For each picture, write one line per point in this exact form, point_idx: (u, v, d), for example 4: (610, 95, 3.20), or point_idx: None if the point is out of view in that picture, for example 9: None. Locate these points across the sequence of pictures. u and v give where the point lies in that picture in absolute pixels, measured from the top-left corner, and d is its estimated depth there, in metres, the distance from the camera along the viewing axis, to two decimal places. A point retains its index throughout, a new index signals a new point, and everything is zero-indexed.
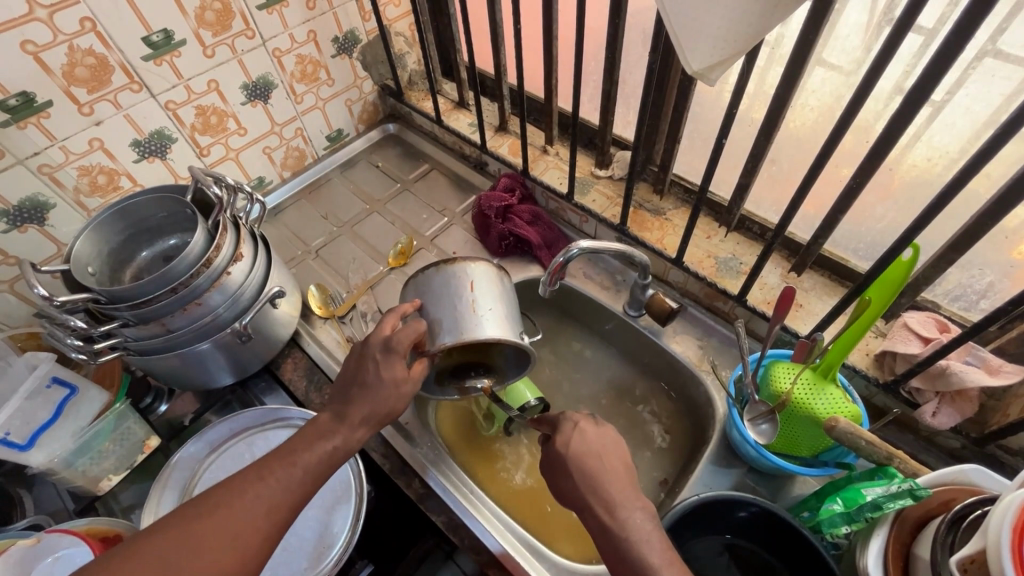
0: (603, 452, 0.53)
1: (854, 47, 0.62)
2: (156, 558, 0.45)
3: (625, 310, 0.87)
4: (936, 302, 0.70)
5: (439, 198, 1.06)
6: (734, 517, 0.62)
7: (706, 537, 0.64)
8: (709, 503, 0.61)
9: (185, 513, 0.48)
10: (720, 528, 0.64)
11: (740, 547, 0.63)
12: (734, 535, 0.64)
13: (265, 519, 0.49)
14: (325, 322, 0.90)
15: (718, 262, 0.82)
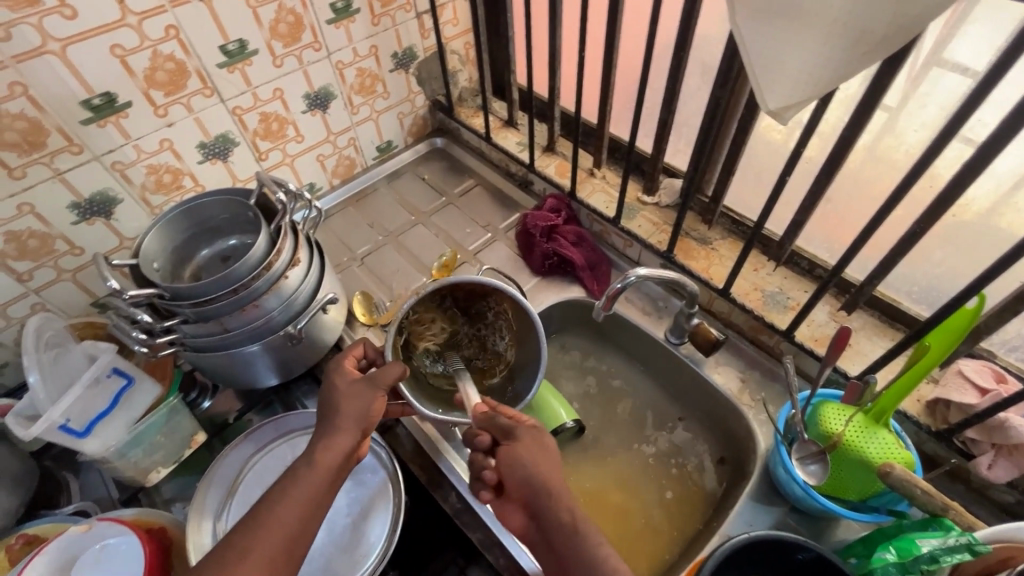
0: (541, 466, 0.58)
1: (940, 88, 0.61)
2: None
3: (666, 336, 0.87)
4: (992, 352, 0.68)
5: (483, 214, 1.08)
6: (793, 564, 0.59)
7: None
8: (764, 544, 0.59)
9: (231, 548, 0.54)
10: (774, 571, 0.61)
11: None
12: None
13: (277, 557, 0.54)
14: (368, 329, 0.91)
15: (765, 296, 0.82)
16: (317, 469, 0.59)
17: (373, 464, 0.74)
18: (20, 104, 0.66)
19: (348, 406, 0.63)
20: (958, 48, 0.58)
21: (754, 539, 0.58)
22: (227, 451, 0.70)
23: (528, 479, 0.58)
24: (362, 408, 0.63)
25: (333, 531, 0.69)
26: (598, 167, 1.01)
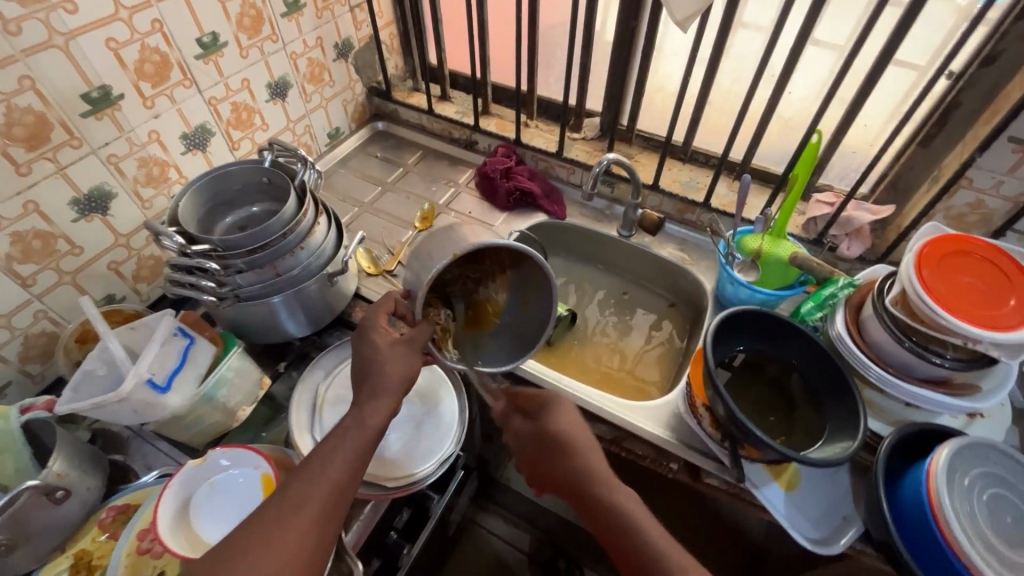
0: (568, 424, 0.67)
1: (757, 14, 0.90)
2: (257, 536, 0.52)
3: (619, 232, 1.10)
4: (831, 182, 1.01)
5: (442, 174, 1.23)
6: (762, 330, 0.82)
7: (730, 344, 0.82)
8: (733, 319, 0.79)
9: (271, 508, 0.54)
10: (736, 341, 0.82)
11: (750, 353, 0.83)
12: (745, 346, 0.83)
13: (306, 524, 0.54)
14: (376, 278, 1.01)
15: (683, 184, 1.08)
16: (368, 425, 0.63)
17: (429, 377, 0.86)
18: (28, 99, 0.69)
19: (393, 369, 0.67)
20: (758, 5, 0.89)
21: (751, 312, 0.79)
22: (303, 379, 0.80)
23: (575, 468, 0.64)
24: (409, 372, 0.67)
25: (414, 420, 0.81)
26: (531, 119, 1.23)
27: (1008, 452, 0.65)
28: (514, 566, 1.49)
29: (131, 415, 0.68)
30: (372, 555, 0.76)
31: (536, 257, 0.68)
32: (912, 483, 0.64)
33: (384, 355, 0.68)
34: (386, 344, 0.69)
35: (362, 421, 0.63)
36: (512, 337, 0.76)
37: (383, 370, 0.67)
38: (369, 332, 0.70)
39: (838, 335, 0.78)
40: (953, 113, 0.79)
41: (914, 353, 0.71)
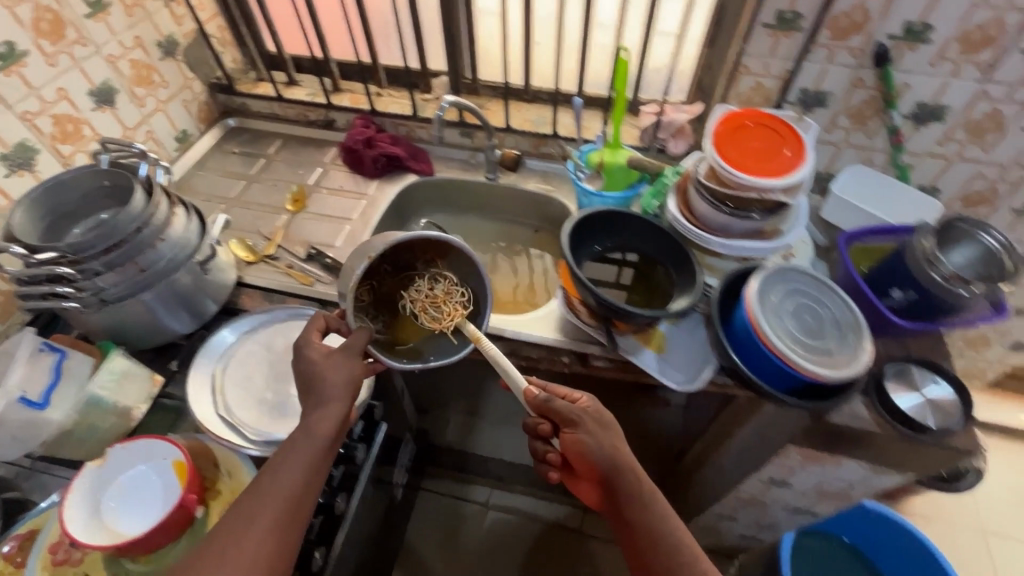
0: (612, 449, 0.71)
1: None
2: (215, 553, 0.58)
3: (485, 176, 1.18)
4: (655, 95, 1.15)
5: (307, 157, 1.24)
6: (609, 228, 0.92)
7: (586, 247, 0.92)
8: (581, 224, 0.88)
9: (230, 529, 0.60)
10: (591, 243, 0.92)
11: (606, 250, 0.93)
12: (600, 245, 0.93)
13: (261, 543, 0.60)
14: (256, 264, 1.01)
15: (532, 122, 1.18)
16: (318, 435, 0.66)
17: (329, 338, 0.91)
18: None
19: (335, 374, 0.69)
20: None
21: (595, 213, 0.89)
22: (196, 367, 0.80)
23: (601, 462, 0.70)
24: (348, 376, 0.69)
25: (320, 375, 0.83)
26: (382, 89, 1.26)
27: (821, 279, 0.79)
28: (470, 518, 1.57)
29: (12, 442, 0.67)
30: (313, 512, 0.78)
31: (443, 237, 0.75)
32: (739, 319, 0.77)
33: (323, 364, 0.69)
34: (321, 355, 0.70)
35: (311, 431, 0.66)
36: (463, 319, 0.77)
37: (323, 380, 0.68)
38: (302, 350, 0.71)
39: (671, 216, 0.91)
40: (723, 13, 0.94)
41: (731, 215, 0.86)
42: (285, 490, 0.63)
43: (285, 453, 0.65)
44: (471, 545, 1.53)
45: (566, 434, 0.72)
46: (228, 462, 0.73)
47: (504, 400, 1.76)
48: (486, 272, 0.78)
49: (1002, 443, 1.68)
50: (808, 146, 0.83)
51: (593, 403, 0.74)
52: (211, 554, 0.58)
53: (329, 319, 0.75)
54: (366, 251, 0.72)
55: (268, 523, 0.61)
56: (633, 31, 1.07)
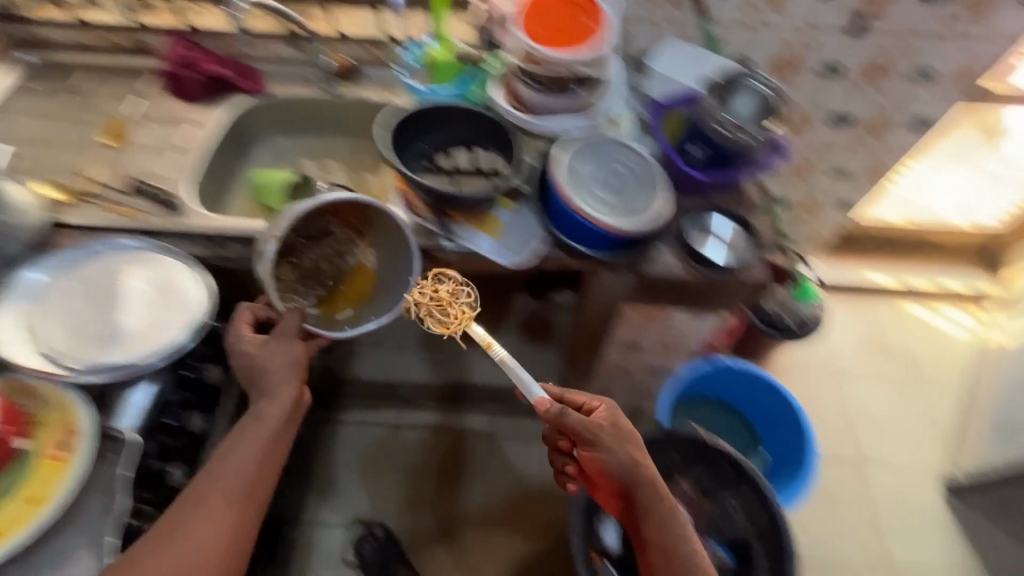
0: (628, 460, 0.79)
1: None
2: (170, 529, 0.67)
3: (323, 88, 1.14)
4: None
5: (119, 85, 1.12)
6: (434, 124, 0.93)
7: (413, 148, 0.92)
8: (401, 123, 0.89)
9: (188, 508, 0.68)
10: (417, 143, 0.93)
11: (436, 148, 0.94)
12: (429, 145, 0.94)
13: (215, 525, 0.68)
14: (74, 204, 0.93)
15: (362, 27, 1.16)
16: (264, 418, 0.74)
17: (154, 257, 0.87)
18: None
19: (274, 360, 0.76)
20: None
21: (415, 112, 0.90)
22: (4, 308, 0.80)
23: (621, 469, 0.78)
24: (290, 358, 0.76)
25: (148, 302, 0.83)
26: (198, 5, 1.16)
27: (630, 150, 0.85)
28: (383, 441, 1.62)
29: None
30: (157, 434, 0.79)
31: (345, 198, 0.80)
32: (554, 202, 0.82)
33: (258, 351, 0.76)
34: (256, 344, 0.77)
35: (258, 415, 0.74)
36: (395, 278, 0.86)
37: (264, 369, 0.76)
38: (234, 340, 0.77)
39: (492, 103, 0.93)
40: None
41: (553, 94, 0.90)
42: (236, 471, 0.71)
43: (237, 436, 0.73)
44: (388, 464, 1.59)
45: (587, 452, 0.80)
46: (60, 400, 0.72)
47: (406, 328, 1.78)
48: (405, 226, 0.83)
49: (848, 297, 1.92)
50: (608, 18, 0.90)
51: (613, 421, 0.81)
52: (166, 531, 0.67)
53: (254, 310, 0.81)
54: (271, 232, 0.78)
55: (220, 501, 0.69)
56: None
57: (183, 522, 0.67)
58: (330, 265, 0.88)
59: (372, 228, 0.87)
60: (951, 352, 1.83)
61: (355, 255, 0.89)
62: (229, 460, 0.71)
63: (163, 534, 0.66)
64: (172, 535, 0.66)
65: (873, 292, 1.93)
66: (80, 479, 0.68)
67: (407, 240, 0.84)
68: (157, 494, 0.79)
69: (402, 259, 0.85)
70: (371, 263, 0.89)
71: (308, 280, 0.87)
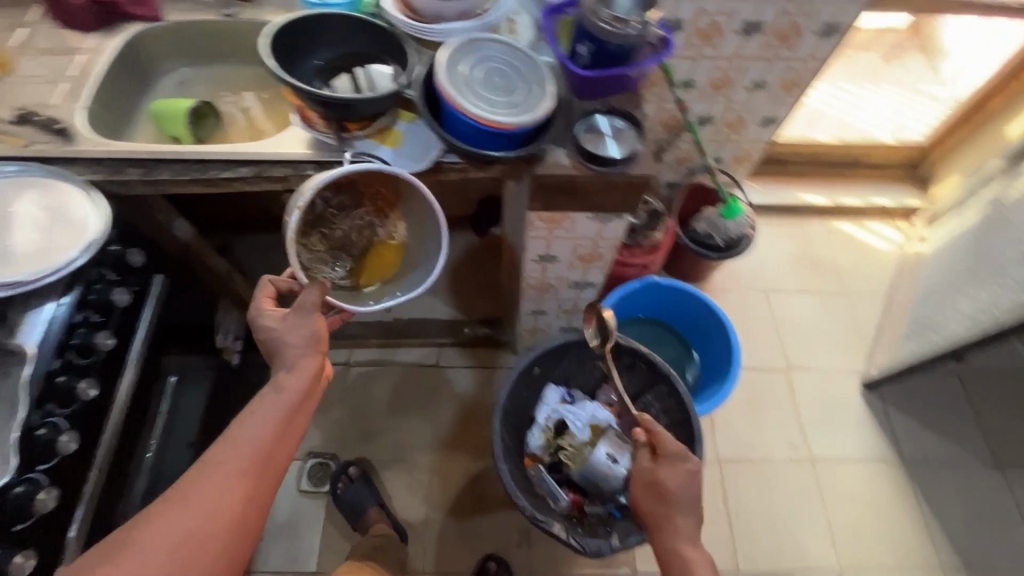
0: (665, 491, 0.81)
1: None
2: (184, 492, 0.68)
3: (221, 14, 1.10)
4: None
5: (4, 17, 1.08)
6: (327, 36, 0.92)
7: (303, 63, 0.91)
8: (287, 31, 0.87)
9: (205, 473, 0.69)
10: (308, 57, 0.92)
11: (328, 63, 0.93)
12: (321, 60, 0.93)
13: (224, 498, 0.68)
14: None
15: None
16: (283, 389, 0.76)
17: (45, 182, 0.86)
18: None
19: (292, 333, 0.78)
20: None
21: (292, 22, 0.87)
22: None
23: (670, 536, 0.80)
24: (309, 331, 0.79)
25: (40, 226, 0.82)
26: None
27: (521, 52, 0.86)
28: (333, 379, 1.67)
29: None
30: (69, 351, 0.79)
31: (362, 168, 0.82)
32: (449, 111, 0.82)
33: (279, 325, 0.79)
34: (276, 322, 0.80)
35: (277, 387, 0.76)
36: (423, 252, 0.91)
37: (283, 340, 0.78)
38: (255, 314, 0.82)
39: (383, 11, 0.92)
40: None
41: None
42: (255, 443, 0.73)
43: (260, 405, 0.75)
44: (339, 399, 1.65)
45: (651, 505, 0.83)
46: None
47: None
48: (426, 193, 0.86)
49: (779, 218, 1.99)
50: None
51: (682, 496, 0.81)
52: (180, 495, 0.68)
53: (276, 285, 0.87)
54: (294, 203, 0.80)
55: (232, 471, 0.70)
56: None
57: (200, 488, 0.68)
58: (360, 235, 0.92)
59: (402, 201, 0.92)
60: (875, 263, 1.93)
61: (387, 225, 0.93)
62: (249, 427, 0.73)
63: (176, 500, 0.67)
64: (185, 499, 0.67)
65: (804, 212, 2.00)
66: None
67: (434, 211, 0.87)
68: (69, 406, 0.79)
69: (427, 230, 0.91)
70: (399, 236, 0.93)
71: (339, 251, 0.91)
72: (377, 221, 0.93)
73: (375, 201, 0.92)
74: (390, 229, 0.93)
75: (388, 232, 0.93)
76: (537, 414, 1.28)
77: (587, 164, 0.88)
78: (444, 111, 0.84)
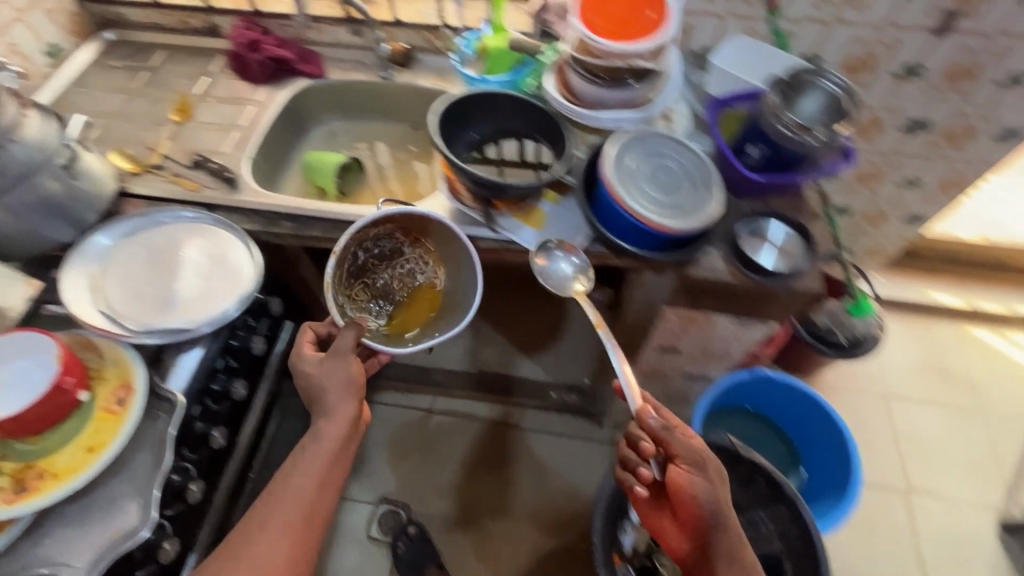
0: (715, 497, 0.75)
1: None
2: (233, 542, 0.71)
3: (379, 75, 1.15)
4: None
5: (192, 65, 1.18)
6: (489, 111, 0.93)
7: (462, 136, 0.93)
8: (454, 108, 0.89)
9: (249, 521, 0.72)
10: (467, 130, 0.93)
11: (483, 137, 0.94)
12: (477, 134, 0.94)
13: (274, 549, 0.70)
14: (142, 174, 0.99)
15: (422, 14, 1.15)
16: (321, 438, 0.75)
17: (209, 228, 0.90)
18: None
19: (331, 378, 0.76)
20: None
21: (461, 99, 0.89)
22: (69, 269, 0.82)
23: (701, 503, 0.74)
24: (346, 375, 0.77)
25: (204, 274, 0.85)
26: None
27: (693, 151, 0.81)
28: (413, 423, 1.67)
29: None
30: (205, 398, 0.80)
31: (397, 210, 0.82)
32: (607, 204, 0.79)
33: (315, 369, 0.77)
34: (314, 364, 0.78)
35: (317, 435, 0.75)
36: (461, 294, 0.85)
37: (323, 389, 0.76)
38: (296, 356, 0.79)
39: (547, 93, 0.91)
40: None
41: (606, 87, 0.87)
42: (296, 496, 0.73)
43: (301, 455, 0.75)
44: (417, 446, 1.63)
45: (678, 471, 0.77)
46: (113, 353, 0.76)
47: None
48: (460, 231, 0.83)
49: (905, 315, 1.80)
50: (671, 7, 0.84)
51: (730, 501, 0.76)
52: (231, 545, 0.71)
53: (316, 330, 0.83)
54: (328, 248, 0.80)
55: (280, 526, 0.71)
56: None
57: (251, 534, 0.71)
58: (400, 281, 0.88)
59: (441, 245, 0.88)
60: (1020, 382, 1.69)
61: (426, 271, 0.89)
62: (294, 480, 0.74)
63: (228, 549, 0.70)
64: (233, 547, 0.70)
65: (936, 312, 1.80)
66: (128, 435, 0.70)
67: (468, 248, 0.83)
68: (197, 452, 0.80)
69: (466, 271, 0.85)
70: (441, 281, 0.88)
71: (379, 298, 0.87)
72: (418, 267, 0.89)
73: (415, 247, 0.89)
74: (431, 275, 0.89)
75: (428, 278, 0.89)
76: (630, 510, 1.20)
77: (744, 270, 0.82)
78: (598, 195, 0.82)
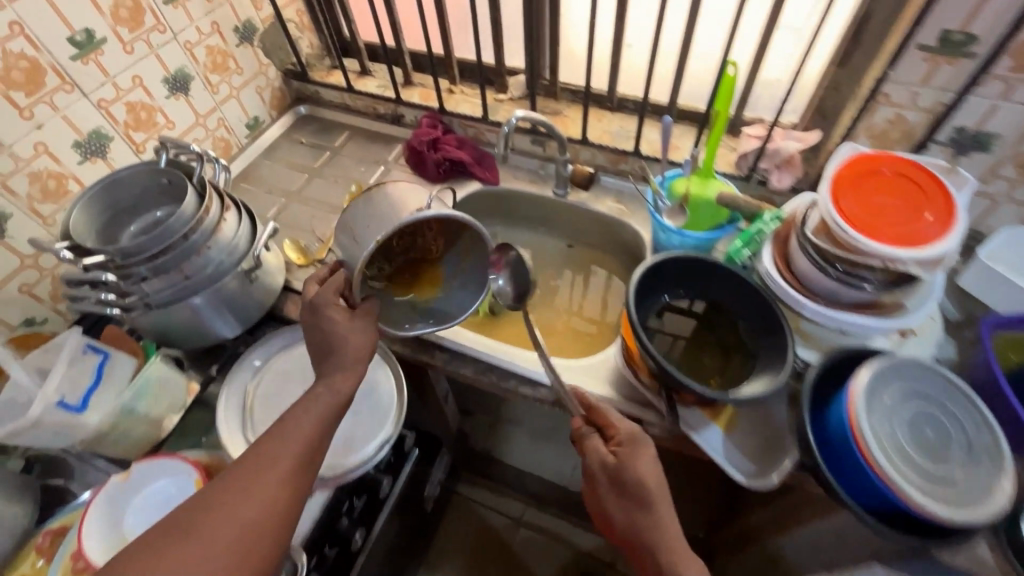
0: (636, 522, 0.59)
1: None
2: (226, 492, 0.53)
3: (554, 192, 1.07)
4: (759, 115, 0.99)
5: (371, 152, 1.19)
6: (689, 274, 0.80)
7: (651, 299, 0.80)
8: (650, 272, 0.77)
9: (241, 470, 0.56)
10: (657, 293, 0.81)
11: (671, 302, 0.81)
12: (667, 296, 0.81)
13: (269, 507, 0.54)
14: (307, 269, 0.98)
15: (613, 134, 1.06)
16: (337, 389, 0.64)
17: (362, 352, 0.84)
18: None
19: (355, 340, 0.66)
20: None
21: (661, 263, 0.77)
22: (229, 380, 0.80)
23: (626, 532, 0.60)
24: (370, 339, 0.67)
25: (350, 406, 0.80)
26: (455, 85, 1.19)
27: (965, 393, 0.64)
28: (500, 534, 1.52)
29: (55, 440, 0.68)
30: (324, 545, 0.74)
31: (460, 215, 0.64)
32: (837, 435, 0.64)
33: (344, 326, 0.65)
34: (344, 318, 0.66)
35: (332, 389, 0.64)
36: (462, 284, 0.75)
37: (345, 345, 0.65)
38: (321, 310, 0.66)
39: (765, 273, 0.76)
40: (865, 27, 0.77)
41: (846, 284, 0.70)
42: (298, 443, 0.59)
43: (303, 402, 0.63)
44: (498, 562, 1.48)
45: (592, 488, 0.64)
46: None
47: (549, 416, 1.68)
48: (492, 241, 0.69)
49: None
50: (960, 210, 0.66)
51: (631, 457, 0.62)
52: (222, 491, 0.54)
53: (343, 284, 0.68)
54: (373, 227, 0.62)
55: (279, 474, 0.56)
56: (744, 41, 0.92)
57: (239, 486, 0.54)
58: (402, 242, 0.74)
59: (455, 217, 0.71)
60: None
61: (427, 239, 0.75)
62: (294, 429, 0.59)
63: (205, 503, 0.53)
64: (220, 502, 0.53)
65: None
66: None
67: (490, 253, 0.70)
68: None
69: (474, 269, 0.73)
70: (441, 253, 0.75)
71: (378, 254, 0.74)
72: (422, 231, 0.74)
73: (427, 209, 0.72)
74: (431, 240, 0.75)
75: (428, 246, 0.75)
76: None
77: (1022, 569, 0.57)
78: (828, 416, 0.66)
